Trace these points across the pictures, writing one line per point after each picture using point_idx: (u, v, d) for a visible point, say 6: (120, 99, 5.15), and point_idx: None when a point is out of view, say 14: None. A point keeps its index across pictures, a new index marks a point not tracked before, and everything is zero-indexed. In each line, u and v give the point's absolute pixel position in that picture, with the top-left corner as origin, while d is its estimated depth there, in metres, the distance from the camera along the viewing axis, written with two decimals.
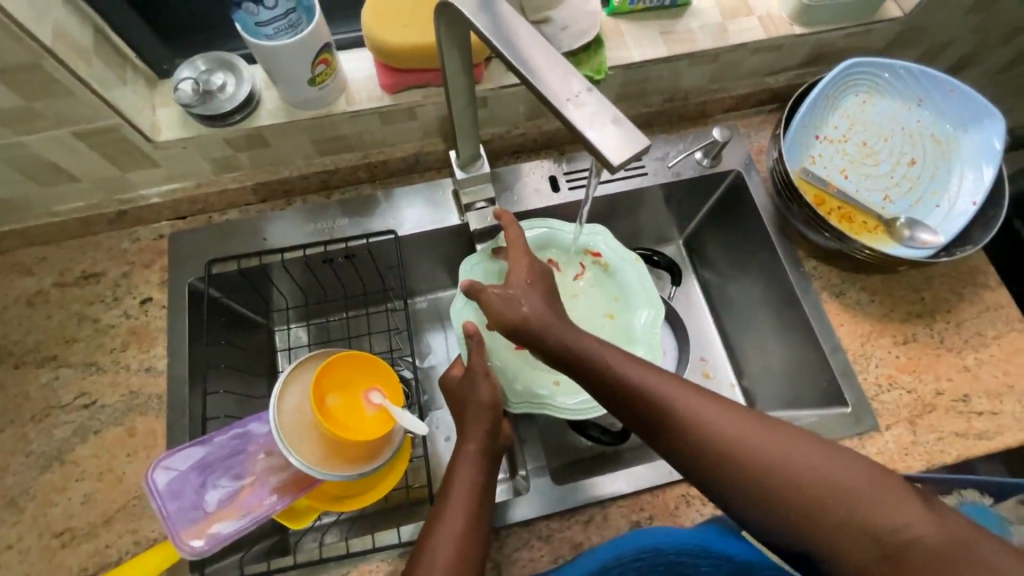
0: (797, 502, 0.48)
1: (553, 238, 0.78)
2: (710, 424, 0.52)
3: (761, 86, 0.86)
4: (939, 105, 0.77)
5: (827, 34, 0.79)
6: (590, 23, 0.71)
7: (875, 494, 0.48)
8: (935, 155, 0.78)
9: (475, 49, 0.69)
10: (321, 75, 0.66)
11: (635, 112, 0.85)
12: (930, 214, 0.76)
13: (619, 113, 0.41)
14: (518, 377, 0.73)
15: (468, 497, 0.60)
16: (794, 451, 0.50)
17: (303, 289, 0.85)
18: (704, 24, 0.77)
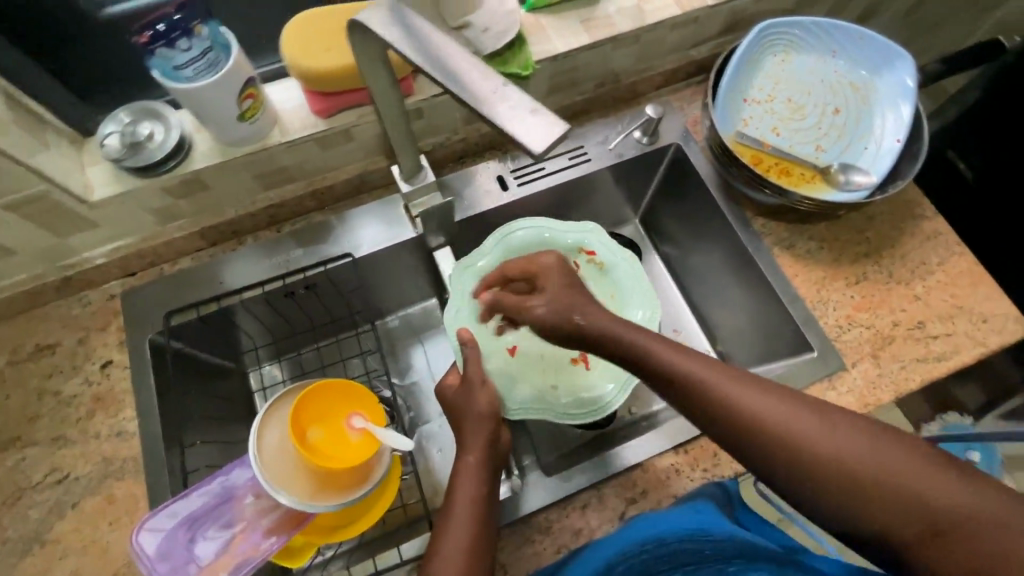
0: (834, 481, 0.44)
1: (545, 238, 0.80)
2: (734, 398, 0.49)
3: (686, 59, 0.88)
4: (852, 54, 0.81)
5: (738, 1, 0.82)
6: (508, 24, 0.72)
7: (928, 475, 0.42)
8: (857, 101, 0.81)
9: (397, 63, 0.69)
10: (250, 110, 0.65)
11: (571, 102, 0.86)
12: (861, 156, 0.80)
13: (537, 103, 0.42)
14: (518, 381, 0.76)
15: (473, 507, 0.59)
16: (829, 428, 0.46)
17: (270, 328, 0.84)
18: (621, 7, 0.79)
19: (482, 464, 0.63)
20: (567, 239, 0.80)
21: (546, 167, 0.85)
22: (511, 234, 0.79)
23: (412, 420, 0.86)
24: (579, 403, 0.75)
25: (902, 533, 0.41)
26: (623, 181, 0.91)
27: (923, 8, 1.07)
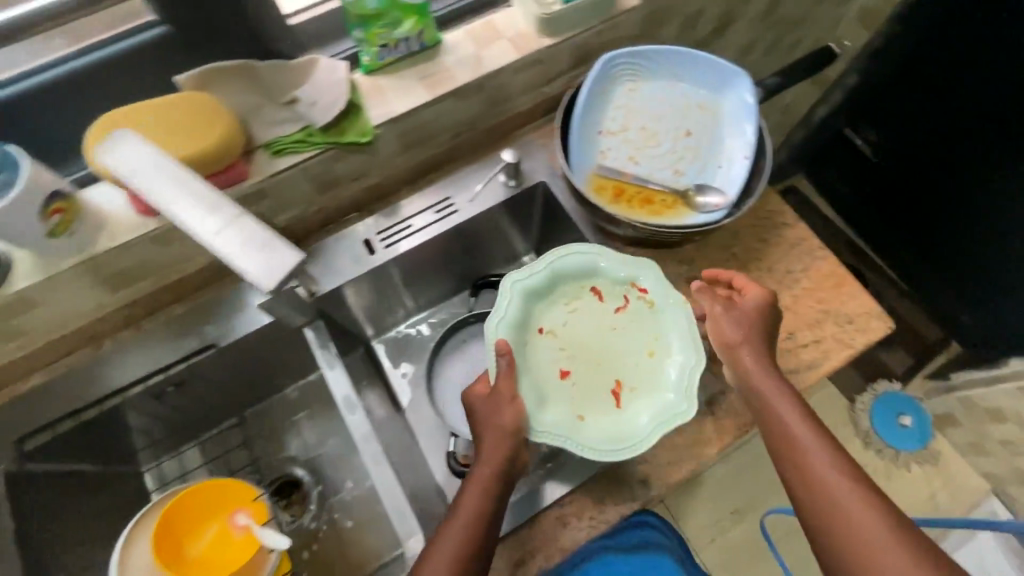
0: (815, 498, 0.61)
1: (598, 271, 0.79)
2: (779, 418, 0.65)
3: (542, 96, 0.88)
4: (694, 76, 0.82)
5: (577, 37, 0.82)
6: (337, 92, 0.70)
7: (875, 521, 0.58)
8: (706, 122, 0.82)
9: (224, 148, 0.65)
10: (60, 224, 0.62)
11: (431, 154, 0.86)
12: (716, 176, 0.81)
13: (269, 234, 0.55)
14: (536, 405, 0.71)
15: (476, 517, 0.63)
16: (831, 466, 0.61)
17: (158, 422, 0.84)
18: (460, 58, 0.79)
19: (487, 489, 0.64)
20: (615, 272, 0.78)
21: (414, 224, 0.85)
22: (571, 256, 0.78)
23: (321, 493, 0.92)
24: (598, 441, 0.69)
25: (832, 545, 0.59)
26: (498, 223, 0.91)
27: (779, 8, 1.10)
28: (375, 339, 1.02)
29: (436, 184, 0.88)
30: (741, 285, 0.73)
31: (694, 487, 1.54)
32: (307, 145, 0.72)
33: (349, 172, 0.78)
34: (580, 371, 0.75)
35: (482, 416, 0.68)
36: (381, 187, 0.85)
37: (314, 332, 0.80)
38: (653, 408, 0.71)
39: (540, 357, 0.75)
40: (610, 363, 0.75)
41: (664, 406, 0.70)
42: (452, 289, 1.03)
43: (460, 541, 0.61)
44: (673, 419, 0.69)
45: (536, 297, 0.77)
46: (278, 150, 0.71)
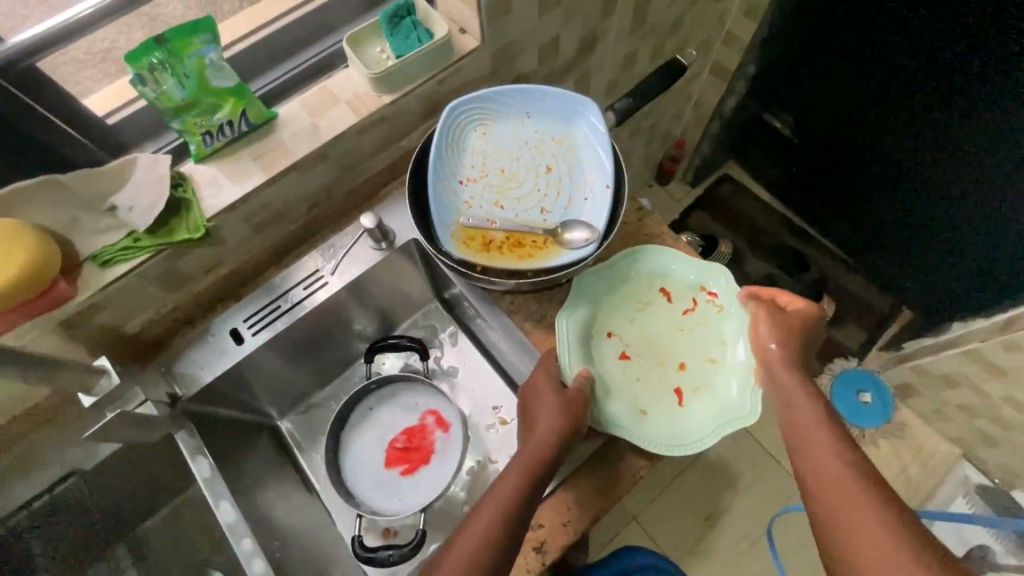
0: (824, 492, 0.61)
1: (667, 271, 0.76)
2: (799, 413, 0.68)
3: (400, 150, 0.85)
4: (544, 111, 0.81)
5: (420, 88, 0.79)
6: (157, 192, 0.68)
7: (883, 523, 0.55)
8: (564, 154, 0.80)
9: (42, 261, 0.61)
10: None
11: (290, 229, 0.82)
12: (583, 209, 0.78)
13: None
14: (646, 392, 0.71)
15: (505, 502, 0.62)
16: (843, 465, 0.61)
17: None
18: (296, 131, 0.75)
19: (531, 475, 0.63)
20: (683, 273, 0.76)
21: (284, 303, 0.82)
22: (643, 257, 0.77)
23: None
24: (658, 437, 0.68)
25: (838, 542, 0.57)
26: (379, 283, 0.88)
27: (645, 19, 1.09)
28: (281, 419, 0.96)
29: (306, 255, 0.85)
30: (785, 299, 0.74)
31: (664, 502, 1.48)
32: (138, 250, 0.68)
33: (196, 264, 0.75)
34: (644, 369, 0.73)
35: (541, 398, 0.69)
36: (244, 269, 0.82)
37: (186, 437, 0.78)
38: (710, 413, 0.69)
39: (597, 355, 0.73)
40: (673, 362, 0.73)
41: (725, 407, 0.69)
42: (354, 353, 0.99)
43: (494, 521, 0.60)
44: (735, 421, 0.68)
45: (601, 293, 0.76)
46: (105, 260, 0.68)
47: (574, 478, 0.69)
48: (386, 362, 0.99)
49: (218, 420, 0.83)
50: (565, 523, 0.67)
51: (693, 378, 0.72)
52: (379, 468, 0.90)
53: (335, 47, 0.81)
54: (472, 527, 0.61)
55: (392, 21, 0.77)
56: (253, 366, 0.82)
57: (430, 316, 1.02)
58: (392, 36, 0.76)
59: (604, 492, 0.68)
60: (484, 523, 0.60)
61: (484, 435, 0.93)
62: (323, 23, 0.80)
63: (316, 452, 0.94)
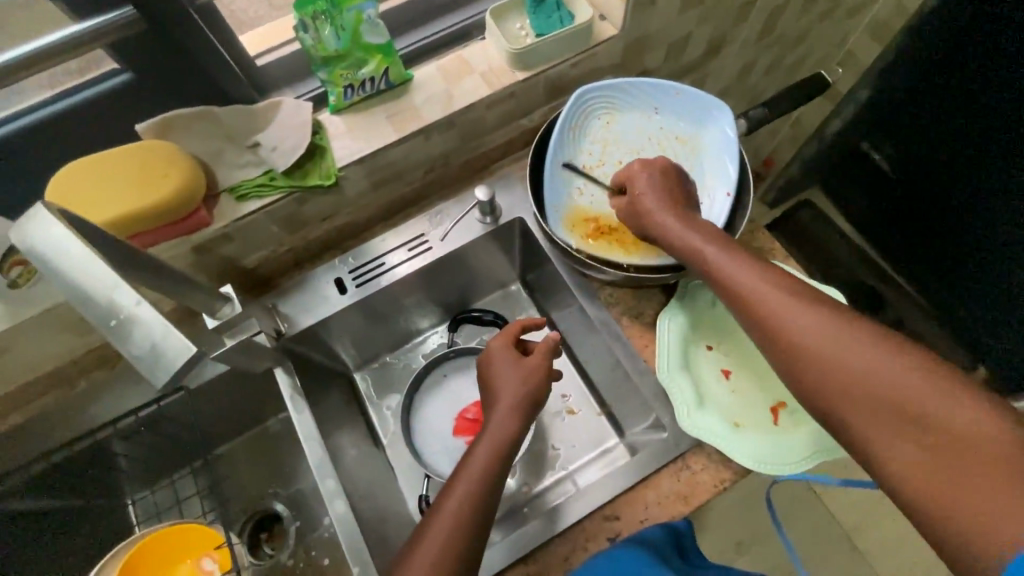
0: (833, 382, 0.50)
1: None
2: (762, 293, 0.57)
3: (518, 129, 0.86)
4: (672, 108, 0.79)
5: (553, 70, 0.79)
6: (298, 137, 0.70)
7: (938, 396, 0.46)
8: (685, 156, 0.79)
9: (194, 179, 0.65)
10: (22, 275, 0.64)
11: (403, 191, 0.85)
12: (696, 213, 0.76)
13: (171, 326, 0.40)
14: (741, 409, 0.70)
15: (475, 478, 0.60)
16: (856, 344, 0.50)
17: (141, 456, 0.84)
18: (429, 96, 0.77)
19: (497, 449, 0.63)
20: None
21: (388, 261, 0.84)
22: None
23: (300, 528, 0.91)
24: (756, 454, 0.66)
25: (900, 444, 0.46)
26: (478, 256, 0.89)
27: (775, 28, 1.06)
28: (356, 371, 0.99)
29: (413, 218, 0.87)
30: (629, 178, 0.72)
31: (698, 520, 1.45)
32: (271, 189, 0.71)
33: (317, 212, 0.77)
34: (741, 381, 0.72)
35: (500, 374, 0.70)
36: (355, 223, 0.84)
37: (284, 374, 0.80)
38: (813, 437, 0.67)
39: (697, 364, 0.73)
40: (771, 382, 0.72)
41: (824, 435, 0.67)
42: (435, 320, 1.01)
43: (468, 496, 0.58)
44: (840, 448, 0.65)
45: (707, 304, 0.75)
46: (241, 194, 0.71)
47: (656, 477, 0.69)
48: (464, 334, 1.01)
49: (308, 363, 0.86)
50: (643, 520, 0.68)
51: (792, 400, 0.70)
52: (447, 435, 0.92)
53: (474, 18, 0.82)
54: (446, 503, 0.58)
55: None
56: (348, 317, 0.85)
57: (511, 296, 1.03)
58: (535, 13, 0.76)
59: (685, 497, 0.68)
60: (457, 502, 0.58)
61: (550, 422, 0.93)
62: None
63: (388, 408, 0.97)
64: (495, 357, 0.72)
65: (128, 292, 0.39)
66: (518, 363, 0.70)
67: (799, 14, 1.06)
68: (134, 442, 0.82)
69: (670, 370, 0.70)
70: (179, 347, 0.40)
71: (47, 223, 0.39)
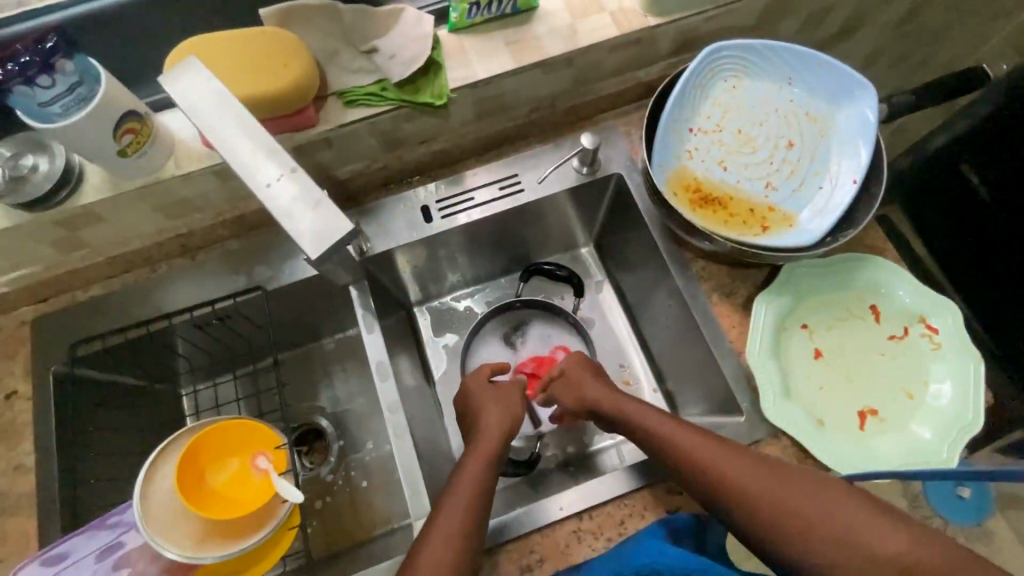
0: (791, 536, 0.50)
1: (885, 289, 0.70)
2: (699, 452, 0.57)
3: (632, 81, 0.82)
4: (808, 81, 0.74)
5: (686, 21, 0.74)
6: (418, 50, 0.67)
7: (884, 530, 0.48)
8: (811, 135, 0.74)
9: (309, 71, 0.63)
10: (131, 145, 0.62)
11: (503, 127, 0.81)
12: (814, 196, 0.72)
13: (321, 195, 0.45)
14: (828, 406, 0.67)
15: (470, 501, 0.60)
16: (799, 491, 0.52)
17: (204, 349, 0.86)
18: (552, 27, 0.73)
19: (486, 469, 0.63)
20: (903, 296, 0.70)
21: (475, 197, 0.81)
22: (863, 265, 0.71)
23: (341, 448, 0.91)
24: (838, 454, 0.63)
25: None
26: (564, 208, 0.86)
27: (918, 16, 0.98)
28: (417, 306, 0.99)
29: (506, 157, 0.84)
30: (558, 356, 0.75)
31: None
32: (380, 100, 0.69)
33: (416, 132, 0.75)
34: (833, 377, 0.68)
35: (481, 403, 0.72)
36: (448, 152, 0.82)
37: (357, 292, 0.79)
38: (900, 448, 0.64)
39: (788, 351, 0.69)
40: (863, 385, 0.68)
41: (914, 446, 0.63)
42: (502, 268, 0.99)
43: (462, 518, 0.58)
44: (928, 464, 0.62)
45: (808, 292, 0.71)
46: (350, 100, 0.68)
47: None
48: (530, 287, 0.99)
49: (379, 287, 0.85)
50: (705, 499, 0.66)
51: (882, 406, 0.66)
52: None
53: None
54: (441, 526, 0.57)
55: None
56: (426, 247, 0.83)
57: (583, 256, 0.99)
58: None
59: None
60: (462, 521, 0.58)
61: None
62: None
63: (443, 347, 0.96)
64: (472, 392, 0.74)
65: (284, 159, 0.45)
66: (499, 395, 0.73)
67: (946, 5, 0.98)
68: (203, 334, 0.83)
69: (757, 355, 0.67)
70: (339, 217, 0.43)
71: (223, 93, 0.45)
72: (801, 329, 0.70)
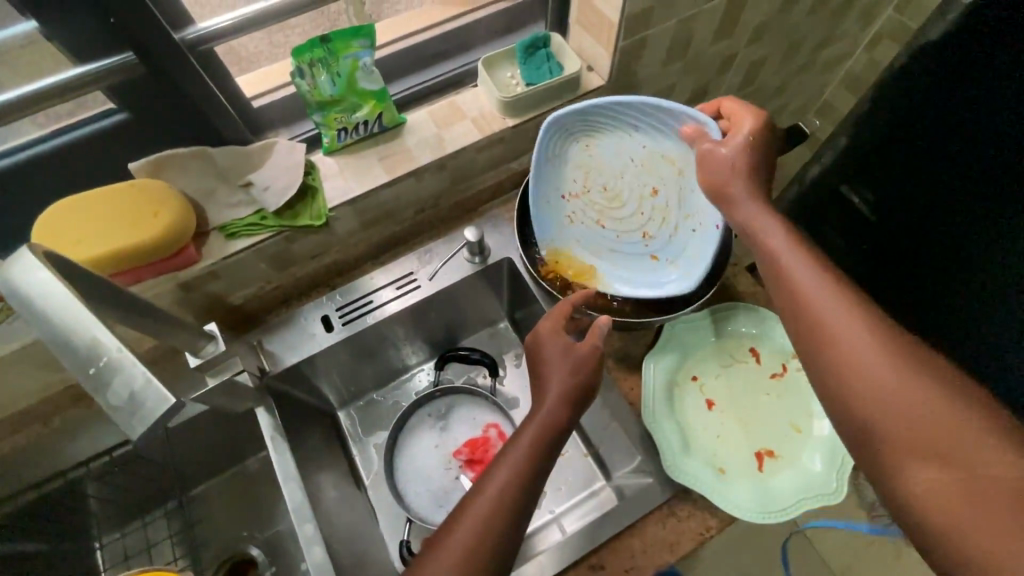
0: (867, 395, 0.45)
1: (759, 333, 0.76)
2: (813, 295, 0.51)
3: (508, 171, 0.88)
4: (652, 126, 0.72)
5: (542, 118, 0.82)
6: (291, 178, 0.72)
7: (982, 445, 0.39)
8: (671, 180, 0.75)
9: (184, 215, 0.66)
10: (0, 310, 0.66)
11: (393, 230, 0.86)
12: (688, 238, 0.75)
13: (149, 371, 0.40)
14: (724, 452, 0.70)
15: (516, 469, 0.56)
16: (910, 375, 0.44)
17: (111, 497, 0.82)
18: (420, 139, 0.79)
19: (542, 440, 0.59)
20: (779, 337, 0.75)
21: (376, 299, 0.84)
22: (739, 314, 0.77)
23: None
24: (739, 500, 0.66)
25: (926, 480, 0.40)
26: (466, 295, 0.90)
27: (756, 79, 1.11)
28: (340, 409, 0.98)
29: (402, 257, 0.88)
30: (733, 125, 0.65)
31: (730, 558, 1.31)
32: (261, 228, 0.72)
33: (306, 250, 0.78)
34: (725, 422, 0.72)
35: (549, 358, 0.66)
36: (344, 260, 0.85)
37: (265, 413, 0.77)
38: (795, 485, 0.67)
39: (680, 402, 0.73)
40: (756, 427, 0.72)
41: (808, 480, 0.67)
42: (421, 357, 1.01)
43: (507, 484, 0.55)
44: (819, 497, 0.65)
45: (693, 345, 0.76)
46: (231, 233, 0.71)
47: (644, 524, 0.68)
48: (451, 371, 1.00)
49: (291, 401, 0.84)
50: (628, 569, 0.66)
51: (776, 445, 0.70)
52: (432, 478, 0.90)
53: (467, 66, 0.85)
54: (483, 490, 0.55)
55: (528, 50, 0.80)
56: (334, 354, 0.84)
57: (498, 334, 1.02)
58: (524, 63, 0.80)
59: (671, 545, 0.67)
60: (495, 496, 0.54)
61: None
62: (462, 42, 0.85)
63: (372, 447, 0.95)
64: (543, 336, 0.68)
65: (110, 339, 0.39)
66: (569, 351, 0.66)
67: (778, 67, 1.12)
68: (107, 482, 0.79)
69: (652, 411, 0.71)
70: (160, 396, 0.39)
71: (31, 267, 0.39)
72: (692, 378, 0.75)
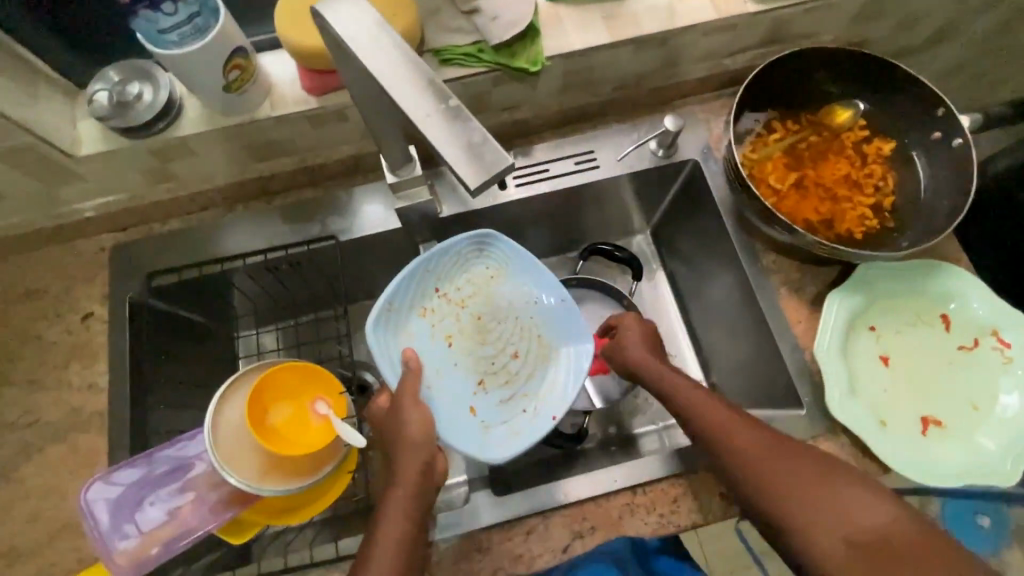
0: (793, 508, 0.50)
1: (959, 299, 0.70)
2: (729, 423, 0.57)
3: (719, 68, 0.81)
4: (550, 311, 0.70)
5: (786, 10, 0.73)
6: (521, 14, 0.68)
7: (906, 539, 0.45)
8: (538, 357, 0.69)
9: (408, 27, 0.63)
10: (236, 80, 0.63)
11: (583, 102, 0.82)
12: (515, 415, 0.66)
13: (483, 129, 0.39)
14: (889, 406, 0.67)
15: (393, 546, 0.52)
16: (827, 486, 0.50)
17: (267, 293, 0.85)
18: (651, 5, 0.72)
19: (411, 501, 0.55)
20: (979, 310, 0.69)
21: (550, 169, 0.81)
22: (938, 275, 0.71)
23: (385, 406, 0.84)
24: (899, 455, 0.63)
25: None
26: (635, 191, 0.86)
27: (1010, 31, 0.95)
28: None
29: (582, 134, 0.83)
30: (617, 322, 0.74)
31: None
32: (478, 61, 0.69)
33: (502, 99, 0.76)
34: (897, 379, 0.68)
35: (391, 419, 0.60)
36: (528, 121, 0.82)
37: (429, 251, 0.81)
38: (963, 456, 0.64)
39: (853, 348, 0.69)
40: (929, 392, 0.68)
41: (977, 458, 0.63)
42: None
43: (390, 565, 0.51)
44: (989, 475, 0.62)
45: (882, 294, 0.71)
46: (445, 59, 0.69)
47: None
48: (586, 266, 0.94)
49: None
50: None
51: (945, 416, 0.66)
52: None
53: None
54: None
55: None
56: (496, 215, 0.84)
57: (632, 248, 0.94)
58: None
59: None
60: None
61: None
62: None
63: None
64: (404, 402, 0.60)
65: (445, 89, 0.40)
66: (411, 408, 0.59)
67: None
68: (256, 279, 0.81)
69: (827, 348, 0.67)
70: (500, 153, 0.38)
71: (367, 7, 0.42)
72: (870, 326, 0.70)
